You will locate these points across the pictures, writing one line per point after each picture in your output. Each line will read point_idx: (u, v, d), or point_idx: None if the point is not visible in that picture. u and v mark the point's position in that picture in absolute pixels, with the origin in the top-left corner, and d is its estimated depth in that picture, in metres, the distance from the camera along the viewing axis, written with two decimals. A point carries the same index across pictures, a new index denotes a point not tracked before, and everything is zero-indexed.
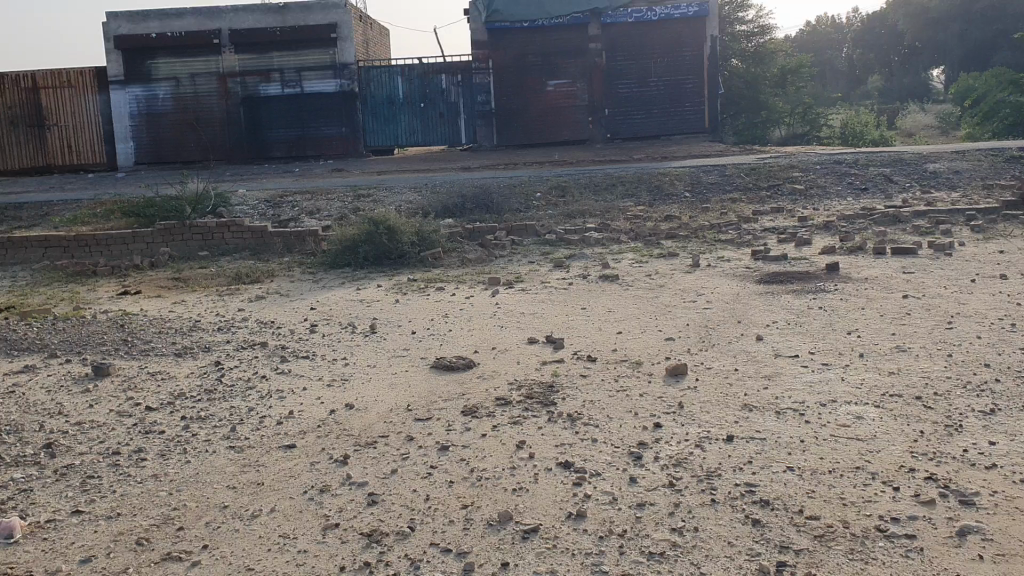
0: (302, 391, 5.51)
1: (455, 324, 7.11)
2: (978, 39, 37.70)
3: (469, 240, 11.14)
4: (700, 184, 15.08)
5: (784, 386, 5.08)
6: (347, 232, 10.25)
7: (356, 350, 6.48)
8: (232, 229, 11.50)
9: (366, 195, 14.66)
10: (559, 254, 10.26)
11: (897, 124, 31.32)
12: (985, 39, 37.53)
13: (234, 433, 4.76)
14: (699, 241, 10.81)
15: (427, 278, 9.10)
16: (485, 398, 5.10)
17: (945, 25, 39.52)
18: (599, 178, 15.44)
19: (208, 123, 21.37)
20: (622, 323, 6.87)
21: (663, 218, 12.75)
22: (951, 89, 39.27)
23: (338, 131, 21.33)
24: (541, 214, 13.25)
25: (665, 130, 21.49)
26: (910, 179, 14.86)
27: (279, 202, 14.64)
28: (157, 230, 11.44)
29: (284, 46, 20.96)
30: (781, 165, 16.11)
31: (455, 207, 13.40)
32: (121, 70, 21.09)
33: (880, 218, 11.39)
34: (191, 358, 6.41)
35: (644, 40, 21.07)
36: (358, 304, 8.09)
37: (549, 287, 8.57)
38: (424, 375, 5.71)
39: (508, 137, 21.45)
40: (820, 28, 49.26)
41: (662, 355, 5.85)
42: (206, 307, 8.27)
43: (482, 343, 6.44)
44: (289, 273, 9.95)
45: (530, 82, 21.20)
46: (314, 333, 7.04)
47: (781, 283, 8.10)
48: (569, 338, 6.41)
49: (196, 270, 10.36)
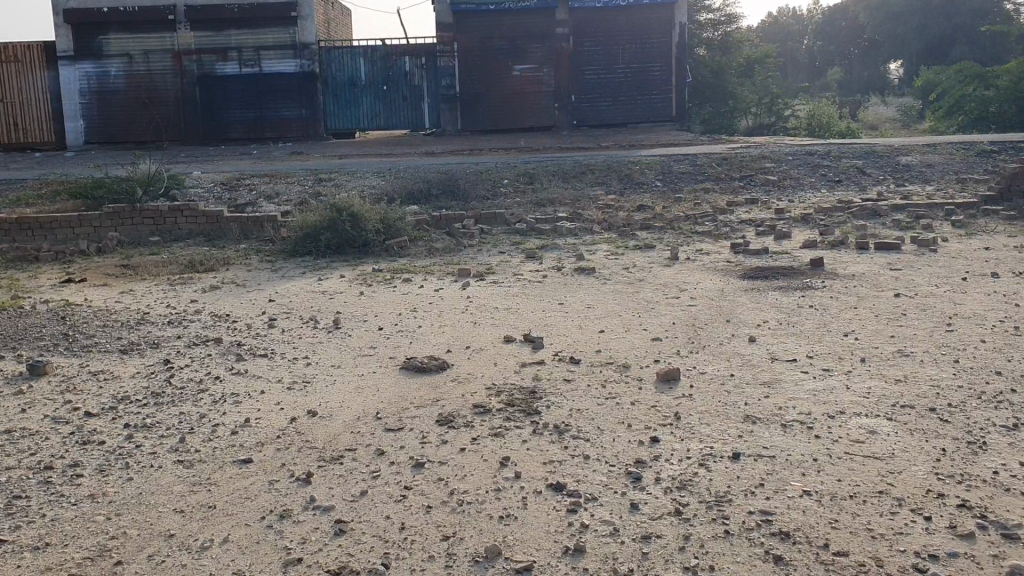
0: (259, 394, 5.02)
1: (426, 319, 6.65)
2: (938, 34, 37.88)
3: (436, 228, 10.65)
4: (671, 173, 14.74)
5: (785, 394, 4.70)
6: (309, 219, 9.73)
7: (319, 347, 5.99)
8: (186, 213, 10.90)
9: (328, 179, 14.11)
10: (531, 245, 9.84)
11: (860, 115, 31.38)
12: (944, 34, 37.73)
13: (183, 446, 4.27)
14: (676, 233, 10.46)
15: (394, 268, 8.63)
16: (462, 405, 4.66)
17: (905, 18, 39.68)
18: (569, 165, 15.02)
19: (161, 102, 20.57)
20: (604, 320, 6.46)
21: (635, 208, 12.38)
22: (911, 83, 39.42)
23: (298, 113, 20.66)
24: (511, 201, 12.81)
25: (632, 118, 21.14)
26: (883, 172, 14.64)
27: (236, 186, 14.03)
28: (105, 214, 10.82)
29: (243, 24, 20.23)
30: (752, 155, 15.82)
31: (420, 193, 12.91)
32: (71, 46, 20.26)
33: (859, 211, 11.10)
34: (137, 355, 5.88)
35: (612, 26, 20.68)
36: (321, 296, 7.60)
37: (522, 279, 8.14)
38: (394, 377, 5.24)
39: (473, 122, 20.93)
40: (782, 20, 49.34)
41: (651, 357, 5.45)
42: (155, 298, 7.71)
43: (455, 342, 5.99)
44: (246, 261, 9.41)
45: (496, 66, 20.70)
46: (273, 329, 6.53)
47: (766, 279, 7.75)
48: (548, 337, 5.99)
49: (146, 257, 9.78)
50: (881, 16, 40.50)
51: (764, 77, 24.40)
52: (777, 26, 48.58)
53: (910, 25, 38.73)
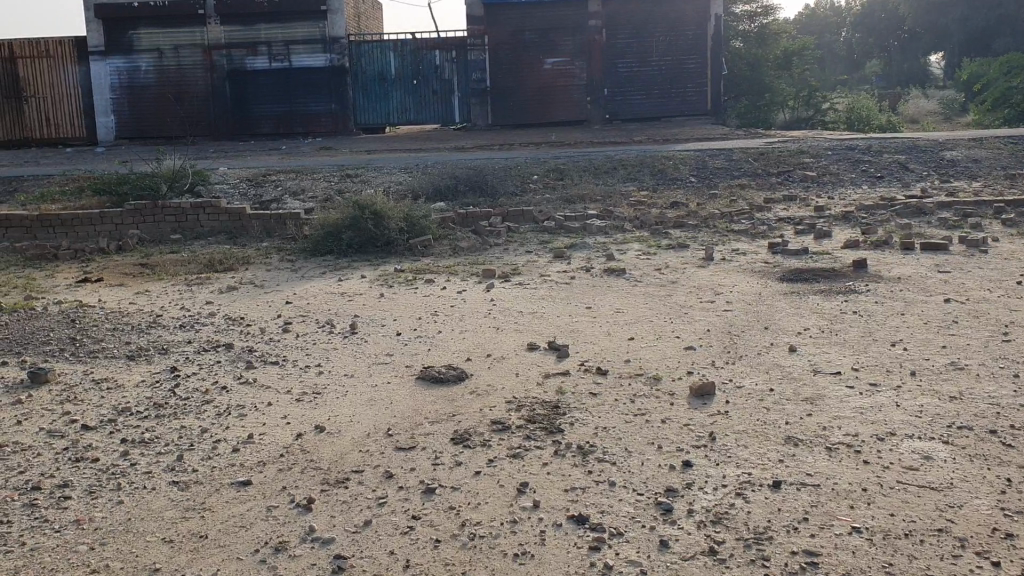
0: (266, 406, 4.74)
1: (447, 324, 6.34)
2: (980, 26, 36.99)
3: (462, 225, 10.35)
4: (706, 168, 14.34)
5: (829, 412, 4.34)
6: (330, 217, 9.46)
7: (333, 354, 5.70)
8: (208, 210, 10.68)
9: (354, 175, 13.88)
10: (559, 244, 9.50)
11: (900, 108, 30.65)
12: (986, 26, 36.85)
13: (181, 464, 4.00)
14: (711, 231, 10.07)
15: (417, 268, 8.34)
16: (479, 422, 4.34)
17: (946, 10, 38.79)
18: (601, 160, 14.64)
19: (191, 97, 20.46)
20: (634, 326, 6.11)
21: (668, 205, 11.99)
22: (952, 75, 38.47)
23: (327, 108, 20.46)
24: (539, 198, 12.48)
25: (665, 112, 20.70)
26: (927, 167, 14.13)
27: (262, 181, 13.83)
28: (126, 211, 10.63)
29: (273, 19, 20.03)
30: (790, 149, 15.35)
31: (447, 189, 12.60)
32: (101, 41, 20.21)
33: (903, 209, 10.63)
34: (144, 362, 5.63)
35: (645, 18, 20.28)
36: (339, 298, 7.32)
37: (550, 280, 7.81)
38: (409, 389, 4.93)
39: (503, 116, 20.58)
40: (819, 12, 48.43)
41: (684, 368, 5.11)
42: (170, 300, 7.47)
43: (476, 349, 5.67)
44: (266, 260, 9.17)
45: (527, 60, 20.33)
46: (286, 333, 6.25)
47: (806, 282, 7.36)
48: (574, 345, 5.66)
49: (166, 256, 9.57)
50: (921, 7, 39.55)
51: (801, 70, 23.84)
52: (815, 18, 47.66)
53: (952, 16, 37.83)
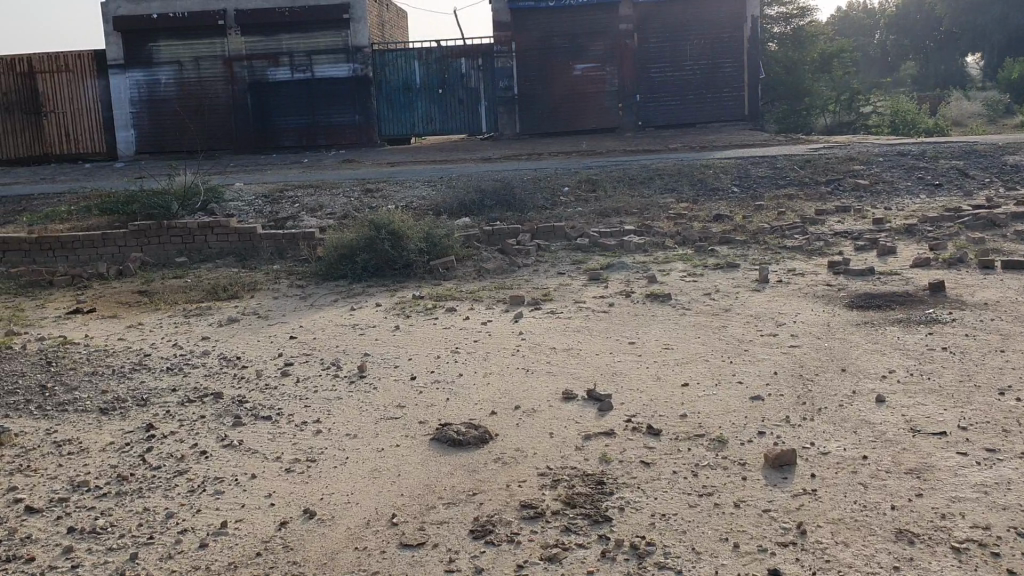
0: (249, 480, 3.93)
1: (468, 364, 5.51)
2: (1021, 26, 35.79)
3: (488, 244, 9.54)
4: (749, 177, 13.44)
5: (946, 491, 3.45)
6: (344, 238, 8.67)
7: (335, 405, 4.89)
8: (216, 230, 9.95)
9: (375, 189, 13.13)
10: (594, 264, 8.66)
11: (941, 110, 29.40)
12: None
13: (133, 570, 3.22)
14: (761, 248, 9.18)
15: (438, 295, 7.52)
16: (505, 504, 3.51)
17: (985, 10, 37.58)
18: (635, 170, 13.78)
19: (212, 110, 19.86)
20: (687, 368, 5.24)
21: (711, 218, 11.13)
22: (993, 77, 37.20)
23: (350, 119, 19.74)
24: (571, 212, 11.64)
25: (700, 118, 19.77)
26: (989, 174, 13.14)
27: (278, 197, 13.11)
28: (130, 232, 9.93)
29: (294, 29, 19.39)
30: (837, 156, 14.40)
31: (473, 204, 11.77)
32: (121, 54, 19.68)
33: (973, 221, 9.64)
34: (119, 418, 4.85)
35: (679, 20, 19.38)
36: (350, 332, 6.51)
37: (585, 308, 6.95)
38: (421, 455, 4.11)
39: (531, 125, 19.75)
40: (853, 12, 47.13)
41: (753, 429, 4.23)
42: (162, 335, 6.70)
43: (501, 399, 4.82)
44: (274, 285, 8.41)
45: (555, 66, 19.51)
46: (285, 376, 5.45)
47: (879, 310, 6.44)
48: (618, 394, 4.80)
49: (169, 282, 8.85)
50: (959, 8, 38.35)
51: (842, 73, 22.82)
52: (847, 20, 46.51)
53: (991, 15, 36.69)
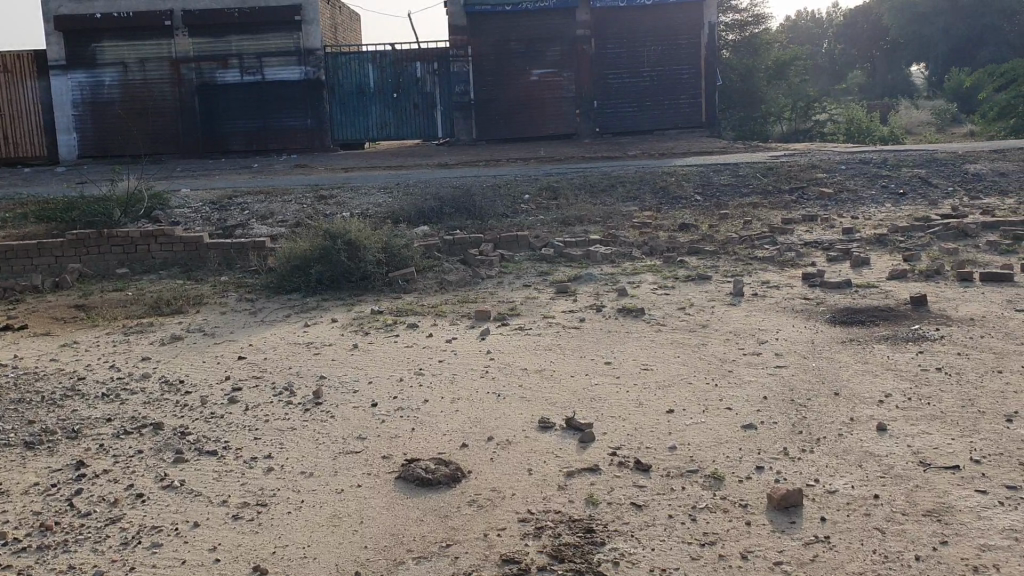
0: (191, 531, 3.49)
1: (434, 388, 5.10)
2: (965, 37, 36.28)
3: (448, 254, 9.13)
4: (712, 184, 13.19)
5: (973, 539, 3.14)
6: (297, 248, 8.20)
7: (288, 436, 4.45)
8: (160, 240, 9.40)
9: (329, 196, 12.65)
10: (560, 276, 8.28)
11: (892, 118, 29.57)
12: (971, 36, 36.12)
13: None
14: (731, 259, 8.89)
15: (399, 309, 7.09)
16: (486, 560, 3.15)
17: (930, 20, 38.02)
18: (596, 177, 13.45)
19: (158, 113, 19.15)
20: (669, 392, 4.89)
21: (677, 227, 10.84)
22: (940, 86, 37.64)
23: (303, 123, 19.20)
24: (533, 220, 11.28)
25: (658, 124, 19.55)
26: (951, 182, 13.03)
27: (227, 204, 12.54)
28: (68, 242, 9.34)
29: (244, 30, 18.79)
30: (800, 164, 14.21)
31: (431, 212, 11.34)
32: (62, 55, 18.91)
33: (943, 231, 9.45)
34: (46, 453, 4.35)
35: (637, 26, 19.09)
36: (304, 351, 6.05)
37: (555, 324, 6.58)
38: (386, 496, 3.70)
39: (488, 130, 19.38)
40: (801, 23, 47.57)
41: (749, 462, 3.89)
42: (98, 356, 6.17)
43: (472, 429, 4.42)
44: (223, 298, 7.90)
45: (513, 71, 19.16)
46: (233, 403, 4.99)
47: (863, 326, 6.16)
48: (599, 422, 4.42)
49: (109, 295, 8.30)
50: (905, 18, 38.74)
51: (796, 80, 22.76)
52: (797, 29, 46.84)
53: (937, 26, 37.16)
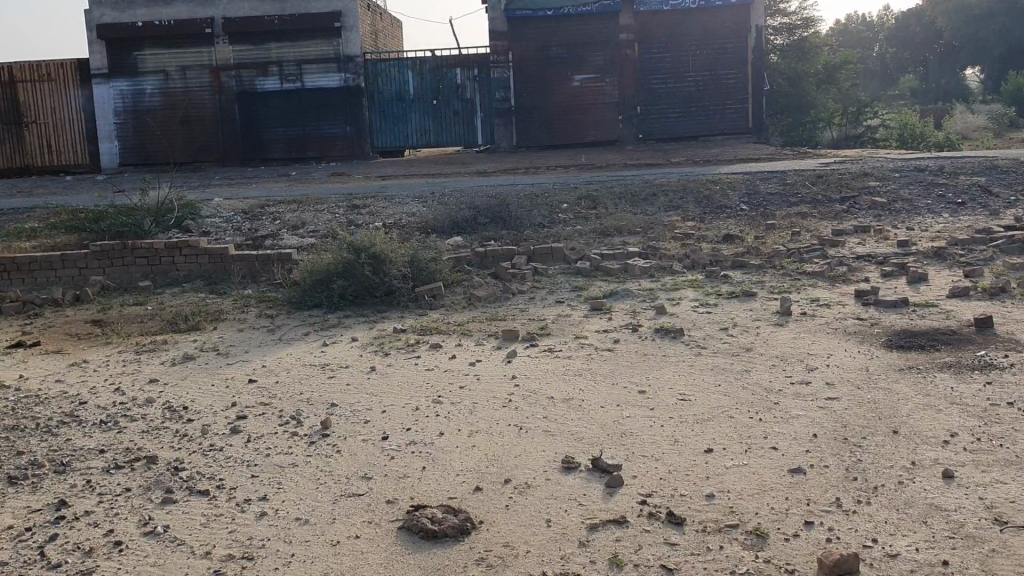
0: None
1: (451, 419, 4.70)
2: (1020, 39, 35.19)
3: (479, 268, 8.76)
4: (758, 193, 12.66)
5: None
6: (321, 261, 7.87)
7: (289, 474, 4.08)
8: (185, 251, 9.14)
9: (362, 205, 12.35)
10: (595, 291, 7.85)
11: (946, 122, 28.61)
12: None
13: None
14: (778, 274, 8.39)
15: (422, 328, 6.71)
16: None
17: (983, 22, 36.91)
18: (637, 186, 12.99)
19: (197, 121, 19.04)
20: (710, 427, 4.45)
21: (720, 238, 10.35)
22: (995, 90, 36.53)
23: (341, 130, 18.97)
24: (570, 230, 10.86)
25: (703, 131, 19.00)
26: (1012, 190, 12.37)
27: (258, 214, 12.28)
28: (92, 254, 9.12)
29: (283, 37, 18.61)
30: (850, 172, 13.61)
31: (465, 221, 10.99)
32: (104, 62, 18.84)
33: (1007, 244, 8.86)
34: (28, 491, 4.03)
35: (682, 30, 18.58)
36: (319, 374, 5.70)
37: (586, 345, 6.15)
38: (385, 552, 3.32)
39: (528, 137, 19.00)
40: (850, 28, 46.67)
41: (796, 516, 3.44)
42: (105, 377, 5.87)
43: (488, 469, 4.02)
44: (242, 314, 7.59)
45: (553, 77, 18.76)
46: (236, 434, 4.63)
47: (922, 351, 5.65)
48: (630, 464, 4.00)
49: (129, 309, 8.03)
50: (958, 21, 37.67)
51: (846, 85, 22.05)
52: (846, 33, 45.87)
53: (991, 28, 36.06)
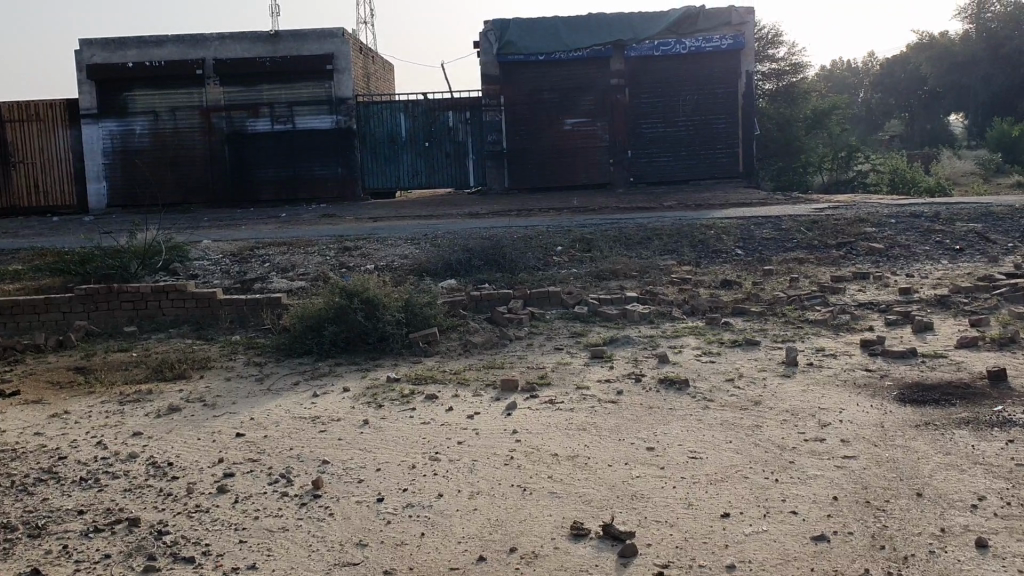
0: None
1: (451, 478, 4.48)
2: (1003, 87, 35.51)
3: (475, 313, 8.55)
4: (754, 238, 12.53)
5: None
6: (313, 306, 7.64)
7: (282, 540, 3.85)
8: (172, 295, 8.90)
9: (353, 248, 12.15)
10: (594, 338, 7.64)
11: (935, 167, 28.71)
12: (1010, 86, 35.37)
13: None
14: (780, 321, 8.21)
15: (418, 376, 6.49)
16: None
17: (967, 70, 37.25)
18: (632, 230, 12.85)
19: (187, 162, 18.87)
20: (724, 488, 4.23)
21: (719, 284, 10.18)
22: (980, 136, 36.80)
23: (333, 172, 18.84)
24: (565, 274, 10.67)
25: (694, 174, 18.96)
26: (1010, 237, 12.28)
27: (248, 256, 12.07)
28: (76, 297, 8.88)
29: (275, 79, 18.53)
30: (846, 217, 13.52)
31: (459, 265, 10.80)
32: (94, 103, 18.68)
33: (1011, 292, 8.72)
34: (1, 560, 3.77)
35: (673, 75, 18.57)
36: (311, 427, 5.45)
37: (588, 396, 5.93)
38: None
39: (520, 180, 18.92)
40: (836, 74, 47.11)
41: None
42: (87, 429, 5.61)
43: (493, 536, 3.80)
44: (231, 362, 7.34)
45: (546, 121, 18.71)
46: (224, 493, 4.39)
47: (937, 405, 5.46)
48: (642, 531, 3.79)
49: (114, 356, 7.77)
50: (942, 68, 38.05)
51: (836, 131, 22.09)
52: (832, 78, 46.30)
53: (975, 75, 36.40)
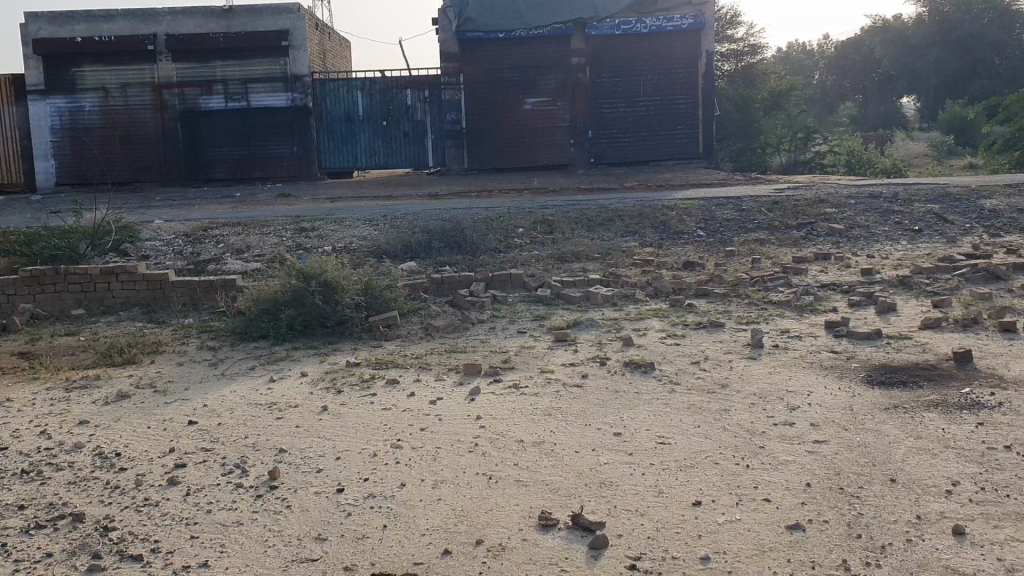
0: None
1: (413, 467, 4.31)
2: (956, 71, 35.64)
3: (436, 295, 8.37)
4: (715, 219, 12.48)
5: None
6: (268, 289, 7.41)
7: (237, 535, 3.68)
8: (122, 277, 8.58)
9: (310, 228, 11.88)
10: (558, 321, 7.50)
11: (891, 148, 28.78)
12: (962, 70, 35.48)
13: None
14: (744, 303, 8.14)
15: (377, 361, 6.30)
16: None
17: (919, 55, 37.29)
18: (593, 211, 12.72)
19: (139, 140, 18.36)
20: (696, 474, 4.12)
21: (681, 265, 10.10)
22: (933, 119, 37.03)
23: (289, 151, 18.49)
24: (527, 256, 10.53)
25: (654, 155, 18.84)
26: (967, 218, 12.32)
27: (201, 237, 11.74)
28: (21, 279, 8.55)
29: (229, 55, 18.08)
30: (806, 198, 13.48)
31: (418, 246, 10.60)
32: (41, 79, 18.10)
33: (972, 273, 8.72)
34: None
35: (633, 55, 18.43)
36: (267, 414, 5.24)
37: (553, 381, 5.78)
38: None
39: (480, 160, 18.69)
40: (793, 56, 47.14)
41: None
42: (30, 419, 5.34)
43: (459, 527, 3.68)
44: (185, 346, 7.09)
45: (505, 100, 18.47)
46: (177, 486, 4.18)
47: (906, 389, 5.39)
48: (612, 518, 3.69)
49: (61, 341, 7.47)
50: (896, 51, 38.09)
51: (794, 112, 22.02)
52: (787, 62, 46.42)
53: (927, 59, 36.51)
